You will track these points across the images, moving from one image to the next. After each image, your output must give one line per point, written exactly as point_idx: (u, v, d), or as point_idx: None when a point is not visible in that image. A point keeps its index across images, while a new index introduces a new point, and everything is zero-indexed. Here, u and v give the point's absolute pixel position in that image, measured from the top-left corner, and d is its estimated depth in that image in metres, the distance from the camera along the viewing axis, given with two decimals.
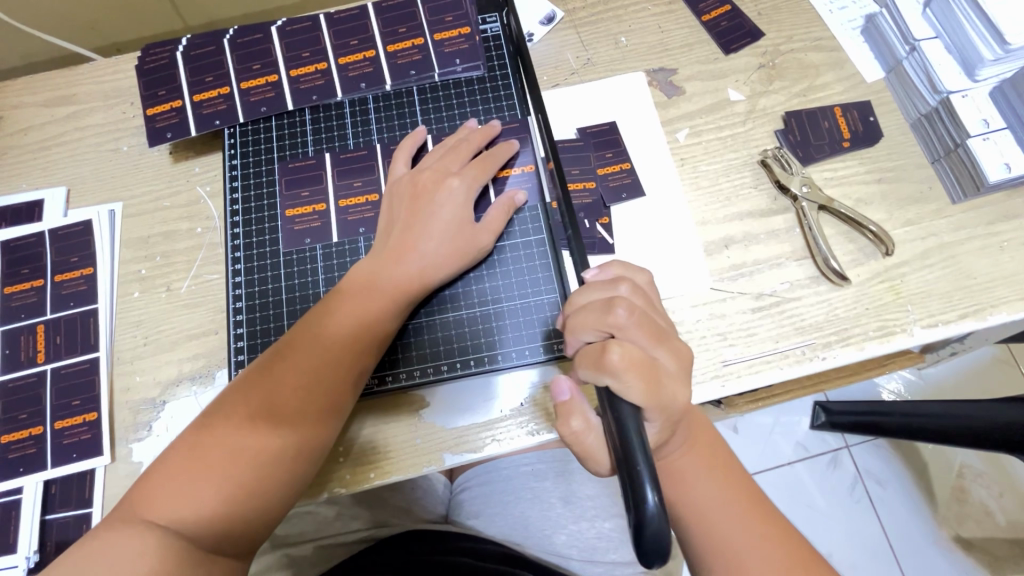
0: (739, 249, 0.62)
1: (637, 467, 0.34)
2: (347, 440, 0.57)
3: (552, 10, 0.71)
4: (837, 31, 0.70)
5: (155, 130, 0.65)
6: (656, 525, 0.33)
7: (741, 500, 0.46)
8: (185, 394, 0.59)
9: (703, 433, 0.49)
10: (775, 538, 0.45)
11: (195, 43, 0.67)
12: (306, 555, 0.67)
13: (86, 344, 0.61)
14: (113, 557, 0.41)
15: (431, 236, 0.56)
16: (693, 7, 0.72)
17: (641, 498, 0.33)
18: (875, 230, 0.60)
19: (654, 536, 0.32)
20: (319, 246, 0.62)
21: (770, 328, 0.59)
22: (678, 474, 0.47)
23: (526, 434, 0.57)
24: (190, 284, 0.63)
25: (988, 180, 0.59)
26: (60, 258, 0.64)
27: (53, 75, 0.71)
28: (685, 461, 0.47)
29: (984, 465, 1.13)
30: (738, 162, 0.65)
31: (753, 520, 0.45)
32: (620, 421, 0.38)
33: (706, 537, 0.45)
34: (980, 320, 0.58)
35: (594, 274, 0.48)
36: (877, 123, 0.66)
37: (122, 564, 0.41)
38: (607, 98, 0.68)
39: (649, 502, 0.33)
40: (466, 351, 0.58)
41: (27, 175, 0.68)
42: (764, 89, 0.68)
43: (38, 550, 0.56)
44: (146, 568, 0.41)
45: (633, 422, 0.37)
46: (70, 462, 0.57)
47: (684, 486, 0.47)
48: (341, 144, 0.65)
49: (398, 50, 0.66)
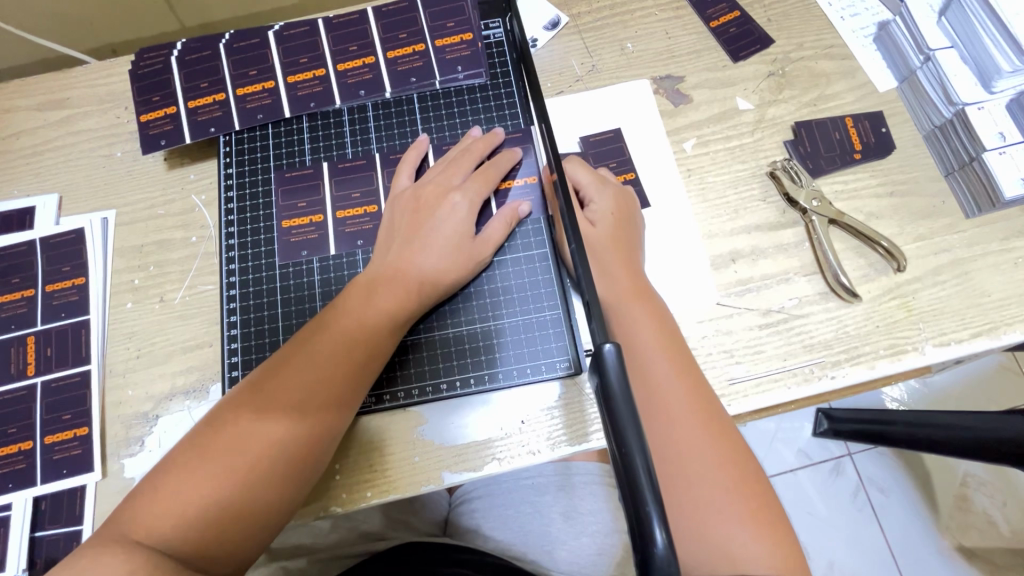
0: (747, 263, 0.61)
1: (642, 499, 0.29)
2: (343, 458, 0.55)
3: (557, 15, 0.70)
4: (849, 39, 0.68)
5: (149, 137, 0.63)
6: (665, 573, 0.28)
7: (685, 373, 0.51)
8: (178, 408, 0.58)
9: (659, 310, 0.54)
10: (740, 491, 0.47)
11: (189, 47, 0.66)
12: (301, 568, 0.65)
13: (77, 357, 0.60)
14: None
15: (431, 251, 0.54)
16: (702, 13, 0.70)
17: (647, 539, 0.28)
18: (887, 246, 0.59)
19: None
20: (316, 259, 0.60)
21: (778, 345, 0.58)
22: (635, 341, 0.52)
23: (527, 454, 0.55)
24: (185, 295, 0.61)
25: (1004, 196, 0.57)
26: (51, 268, 0.63)
27: (46, 79, 0.70)
28: (643, 330, 0.52)
29: (988, 474, 1.12)
30: (746, 173, 0.64)
31: (692, 388, 0.51)
32: (624, 448, 0.30)
33: (651, 396, 0.50)
34: (994, 339, 0.57)
35: (603, 192, 0.59)
36: (890, 135, 0.64)
37: None
38: (611, 106, 0.66)
39: (657, 541, 0.28)
40: (465, 368, 0.57)
41: (18, 181, 0.66)
42: (774, 98, 0.66)
43: (27, 568, 0.55)
44: None
45: (640, 453, 0.30)
46: (61, 478, 0.56)
47: (638, 351, 0.52)
48: (339, 153, 0.63)
49: (398, 56, 0.64)
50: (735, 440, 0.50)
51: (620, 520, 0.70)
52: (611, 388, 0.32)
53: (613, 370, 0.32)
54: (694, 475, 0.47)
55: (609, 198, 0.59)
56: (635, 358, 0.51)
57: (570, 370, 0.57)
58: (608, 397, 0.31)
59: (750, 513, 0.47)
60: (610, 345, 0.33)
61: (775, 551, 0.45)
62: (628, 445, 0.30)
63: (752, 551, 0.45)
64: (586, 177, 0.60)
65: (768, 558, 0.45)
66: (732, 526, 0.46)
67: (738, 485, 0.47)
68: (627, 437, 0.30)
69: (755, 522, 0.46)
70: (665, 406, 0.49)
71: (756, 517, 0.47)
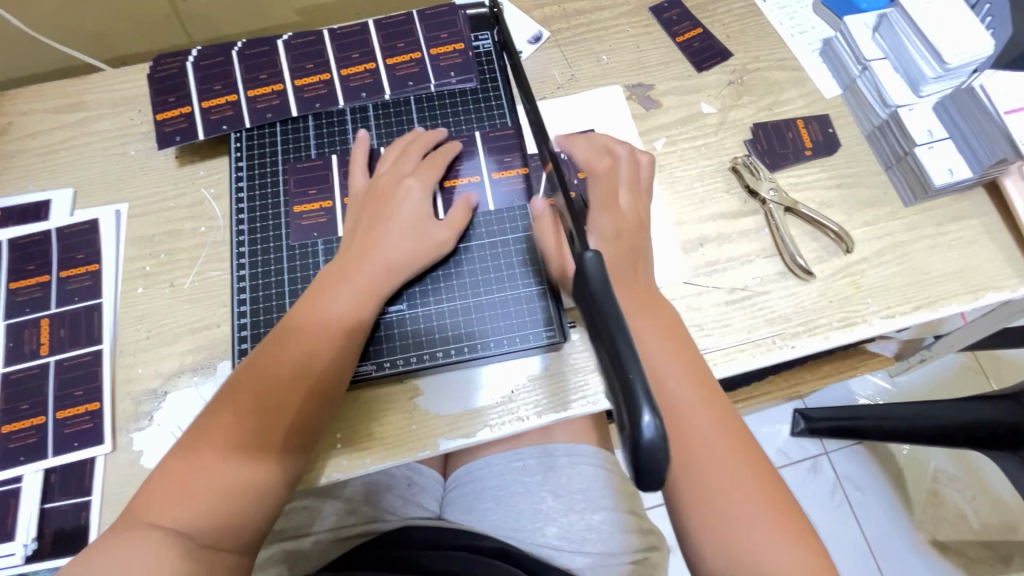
0: (713, 247, 0.67)
1: (632, 389, 0.33)
2: (344, 428, 0.59)
3: (539, 30, 0.77)
4: (798, 52, 0.77)
5: (164, 134, 0.68)
6: (651, 449, 0.32)
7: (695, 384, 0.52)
8: (186, 385, 0.61)
9: (715, 404, 0.52)
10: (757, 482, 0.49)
11: (204, 54, 0.72)
12: (305, 551, 0.69)
13: (90, 337, 0.63)
14: (122, 564, 0.44)
15: (397, 234, 0.60)
16: (668, 30, 0.78)
17: (637, 421, 0.32)
18: (836, 230, 0.66)
19: (646, 460, 0.32)
20: (322, 240, 0.65)
21: (743, 319, 0.63)
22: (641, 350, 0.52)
23: (516, 420, 0.60)
24: (194, 279, 0.65)
25: (934, 184, 0.65)
26: (65, 255, 0.66)
27: (65, 84, 0.75)
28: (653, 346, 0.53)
29: (956, 468, 1.18)
30: (711, 168, 0.71)
31: (706, 400, 0.51)
32: (617, 353, 0.35)
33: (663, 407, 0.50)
34: (933, 311, 0.63)
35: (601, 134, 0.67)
36: (836, 134, 0.72)
37: (129, 567, 0.44)
38: (587, 109, 0.73)
39: (646, 420, 0.32)
40: (459, 338, 0.62)
41: (34, 177, 0.70)
42: (734, 103, 0.74)
43: (36, 538, 0.57)
44: (153, 566, 0.44)
45: (638, 373, 0.34)
46: (71, 451, 0.58)
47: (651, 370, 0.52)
48: (343, 147, 0.69)
49: (396, 63, 0.71)
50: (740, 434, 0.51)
51: (610, 499, 0.72)
52: (592, 284, 0.38)
53: (592, 270, 0.38)
54: (734, 518, 0.47)
55: (612, 142, 0.64)
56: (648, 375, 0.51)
57: (554, 339, 0.61)
58: (593, 291, 0.37)
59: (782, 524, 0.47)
60: (590, 254, 0.39)
61: (790, 551, 0.47)
62: (623, 355, 0.34)
63: (775, 554, 0.46)
64: (622, 159, 0.62)
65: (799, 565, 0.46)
66: (753, 528, 0.47)
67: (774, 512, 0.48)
68: (624, 353, 0.34)
69: (774, 522, 0.47)
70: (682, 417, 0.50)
71: (778, 518, 0.48)
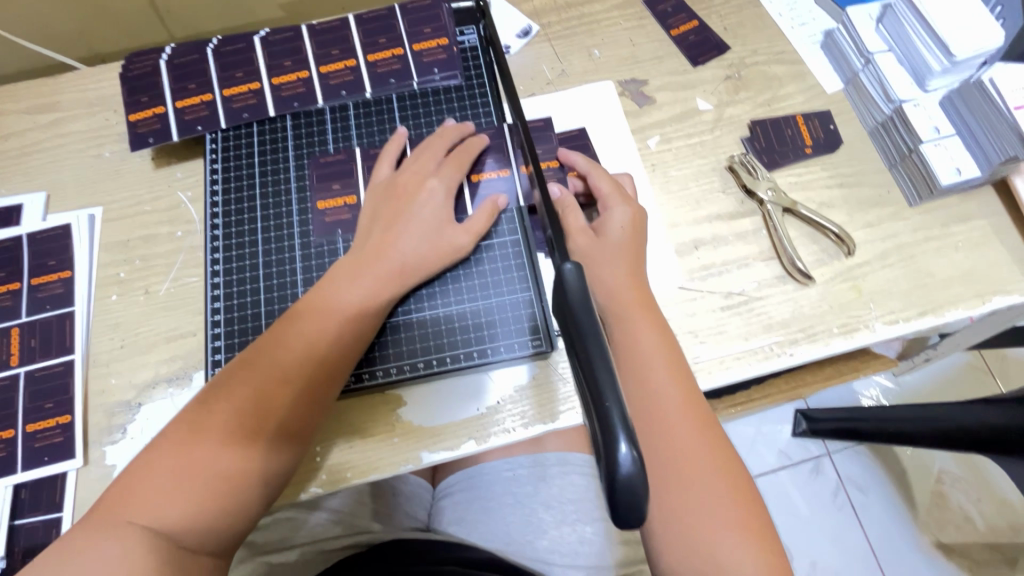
0: (709, 250, 0.64)
1: (607, 416, 0.30)
2: (324, 441, 0.57)
3: (529, 24, 0.74)
4: (798, 45, 0.74)
5: (138, 135, 0.66)
6: (625, 483, 0.29)
7: (679, 381, 0.52)
8: (161, 396, 0.59)
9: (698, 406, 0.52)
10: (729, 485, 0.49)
11: (178, 52, 0.69)
12: (289, 562, 0.66)
13: (62, 347, 0.61)
14: (97, 560, 0.42)
15: (413, 234, 0.57)
16: (663, 22, 0.75)
17: (612, 450, 0.30)
18: (836, 231, 0.63)
19: (620, 494, 0.29)
20: (297, 245, 0.63)
21: (739, 325, 0.61)
22: (631, 348, 0.53)
23: (501, 433, 0.57)
24: (170, 286, 0.63)
25: (940, 183, 0.62)
26: (37, 261, 0.64)
27: (38, 84, 0.73)
28: (642, 342, 0.53)
29: (961, 469, 1.16)
30: (707, 167, 0.68)
31: (688, 400, 0.51)
32: (592, 372, 0.32)
33: (645, 402, 0.51)
34: (939, 316, 0.60)
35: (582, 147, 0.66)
36: (838, 131, 0.69)
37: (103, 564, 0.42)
38: (578, 106, 0.71)
39: (622, 451, 0.29)
40: (442, 349, 0.59)
41: (6, 180, 0.68)
42: (731, 99, 0.71)
43: (5, 556, 0.55)
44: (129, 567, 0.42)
45: (615, 400, 0.31)
46: (41, 465, 0.56)
47: (636, 364, 0.52)
48: (321, 149, 0.67)
49: (378, 59, 0.68)
50: (717, 436, 0.51)
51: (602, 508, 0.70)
52: (572, 299, 0.35)
53: (573, 286, 0.35)
54: (699, 516, 0.48)
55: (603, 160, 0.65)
56: (633, 370, 0.52)
57: (542, 348, 0.59)
58: (569, 306, 0.35)
59: (741, 524, 0.48)
60: (570, 267, 0.36)
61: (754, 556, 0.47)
62: (600, 380, 0.31)
63: (737, 557, 0.47)
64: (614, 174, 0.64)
65: (753, 565, 0.47)
66: (719, 529, 0.47)
67: (735, 513, 0.48)
68: (600, 378, 0.32)
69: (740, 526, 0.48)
70: (664, 414, 0.50)
71: (745, 524, 0.48)
